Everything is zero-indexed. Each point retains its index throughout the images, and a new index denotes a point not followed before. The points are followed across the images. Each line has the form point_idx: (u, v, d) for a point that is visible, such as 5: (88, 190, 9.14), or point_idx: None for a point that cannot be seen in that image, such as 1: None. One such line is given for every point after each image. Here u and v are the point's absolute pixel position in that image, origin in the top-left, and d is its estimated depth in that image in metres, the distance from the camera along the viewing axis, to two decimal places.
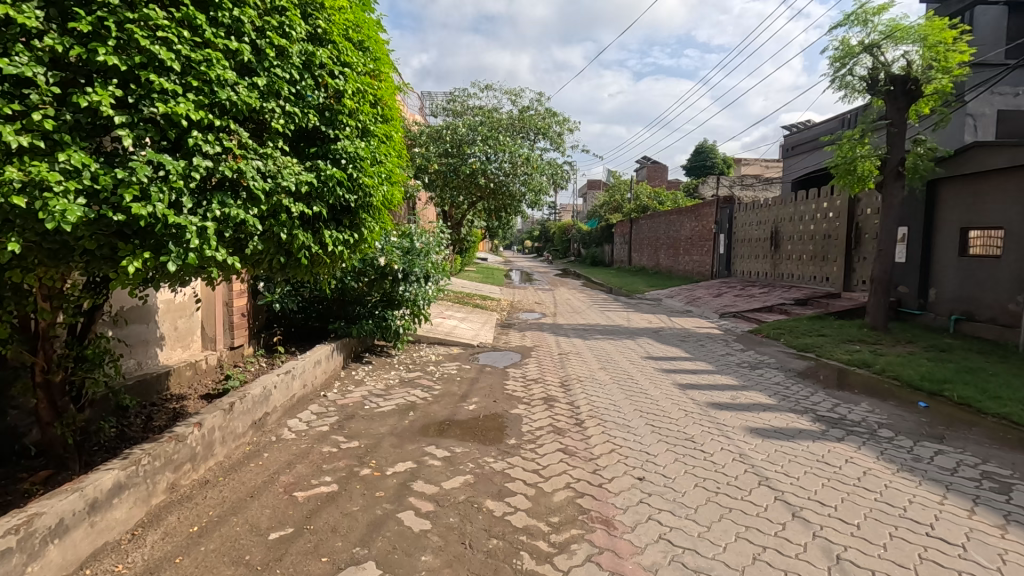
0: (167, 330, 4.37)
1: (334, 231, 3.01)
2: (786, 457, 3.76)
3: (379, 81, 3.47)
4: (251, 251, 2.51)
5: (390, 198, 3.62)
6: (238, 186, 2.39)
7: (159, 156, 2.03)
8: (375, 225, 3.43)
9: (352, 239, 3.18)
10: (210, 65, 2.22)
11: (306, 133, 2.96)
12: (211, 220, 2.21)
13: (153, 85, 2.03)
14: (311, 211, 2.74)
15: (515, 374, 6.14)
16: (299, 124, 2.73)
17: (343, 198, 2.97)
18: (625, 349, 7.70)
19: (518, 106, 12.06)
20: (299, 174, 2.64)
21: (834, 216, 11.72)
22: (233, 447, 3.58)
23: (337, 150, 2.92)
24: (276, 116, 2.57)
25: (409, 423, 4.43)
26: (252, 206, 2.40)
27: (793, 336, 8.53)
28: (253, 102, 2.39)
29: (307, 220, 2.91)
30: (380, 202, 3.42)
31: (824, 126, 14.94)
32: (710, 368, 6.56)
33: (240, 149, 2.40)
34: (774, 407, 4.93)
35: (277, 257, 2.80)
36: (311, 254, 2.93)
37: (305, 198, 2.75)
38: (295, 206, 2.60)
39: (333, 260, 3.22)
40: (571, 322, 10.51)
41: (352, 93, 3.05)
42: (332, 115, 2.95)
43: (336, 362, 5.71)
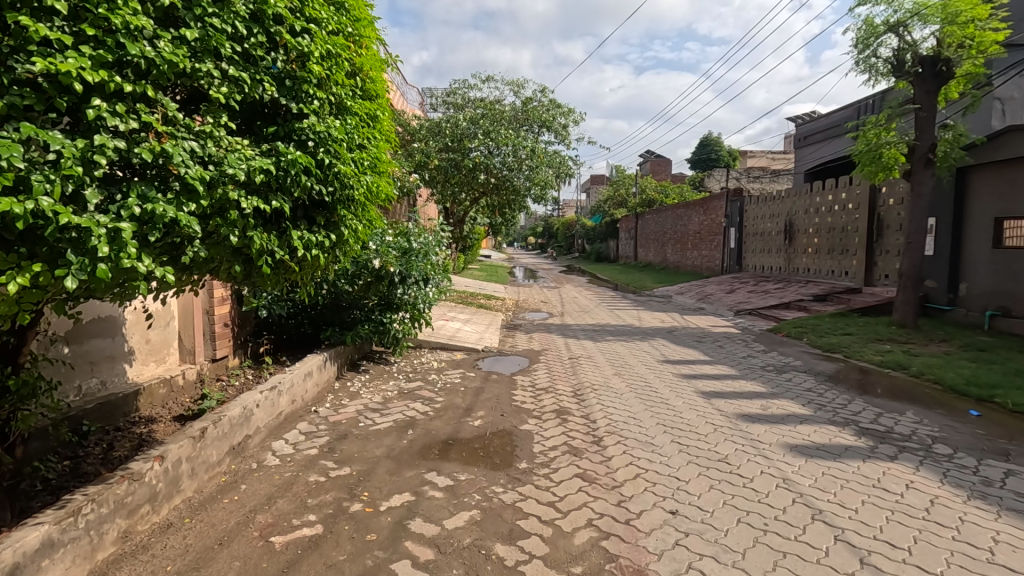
0: (138, 343, 3.94)
1: (305, 231, 2.57)
2: (836, 482, 3.29)
3: (360, 50, 3.01)
4: (191, 259, 2.12)
5: (378, 190, 3.17)
6: (168, 176, 1.97)
7: (44, 133, 1.60)
8: (360, 222, 2.99)
9: (329, 240, 2.74)
10: (115, 10, 1.78)
11: (263, 106, 2.53)
12: (128, 219, 1.79)
13: (30, 34, 1.60)
14: (269, 207, 2.31)
15: (523, 383, 5.67)
16: (248, 93, 2.31)
17: (312, 189, 2.53)
18: (640, 352, 7.23)
19: (521, 97, 11.57)
20: (250, 158, 2.21)
21: (853, 208, 11.20)
22: (205, 480, 3.14)
23: (303, 129, 2.48)
24: (213, 80, 2.14)
25: (408, 444, 3.98)
26: (187, 201, 1.97)
27: (817, 335, 8.04)
28: (179, 60, 1.95)
29: (269, 219, 2.49)
30: (366, 195, 2.98)
31: (839, 114, 14.45)
32: (733, 373, 6.08)
33: (166, 125, 1.98)
34: (811, 419, 4.45)
35: (232, 260, 2.38)
36: (277, 260, 2.52)
37: (262, 191, 2.32)
38: (246, 201, 2.16)
39: (309, 266, 2.79)
40: (579, 322, 10.04)
41: (321, 57, 2.60)
42: (294, 84, 2.50)
43: (328, 373, 5.26)
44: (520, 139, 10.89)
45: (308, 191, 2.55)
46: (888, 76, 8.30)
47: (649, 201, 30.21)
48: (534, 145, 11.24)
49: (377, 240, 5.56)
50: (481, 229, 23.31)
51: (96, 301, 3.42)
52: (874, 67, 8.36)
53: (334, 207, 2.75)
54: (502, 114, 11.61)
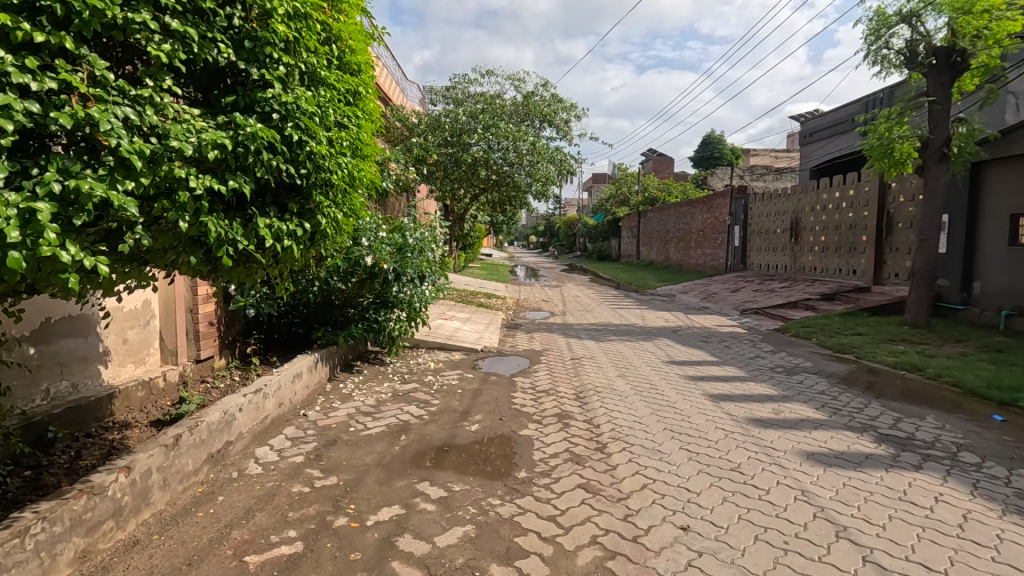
0: (114, 343, 3.72)
1: (273, 219, 2.36)
2: (859, 494, 3.05)
3: (337, 15, 2.77)
4: (133, 245, 1.91)
5: (360, 174, 2.95)
6: (99, 148, 1.75)
7: None
8: (340, 208, 2.78)
9: (302, 230, 2.52)
10: None
11: (219, 72, 2.31)
12: (47, 197, 1.57)
13: None
14: (226, 188, 2.09)
15: (524, 385, 5.45)
16: (197, 54, 2.07)
17: (280, 169, 2.31)
18: (644, 353, 7.00)
19: (522, 91, 11.32)
20: (200, 131, 1.99)
21: (862, 205, 10.94)
22: (179, 491, 2.92)
23: (266, 100, 2.25)
24: (153, 37, 1.90)
25: (400, 451, 3.75)
26: (123, 179, 1.75)
27: (826, 335, 7.81)
28: (108, 10, 1.71)
29: (230, 205, 2.28)
30: (346, 179, 2.76)
31: (848, 109, 14.15)
32: (742, 375, 5.84)
33: (94, 88, 1.75)
34: (827, 425, 4.21)
35: (189, 251, 2.17)
36: (241, 250, 2.31)
37: (217, 169, 2.10)
38: (194, 180, 1.94)
39: (282, 257, 2.60)
40: (581, 322, 9.81)
41: (287, 18, 2.36)
42: (255, 46, 2.26)
43: (319, 375, 5.04)
44: (521, 134, 10.66)
45: (276, 173, 2.34)
46: (901, 67, 8.05)
47: (652, 199, 29.95)
48: (535, 140, 11.00)
49: (369, 236, 5.30)
50: (482, 226, 23.06)
51: (52, 298, 3.17)
52: (886, 59, 8.11)
53: (309, 191, 2.53)
54: (503, 109, 11.37)
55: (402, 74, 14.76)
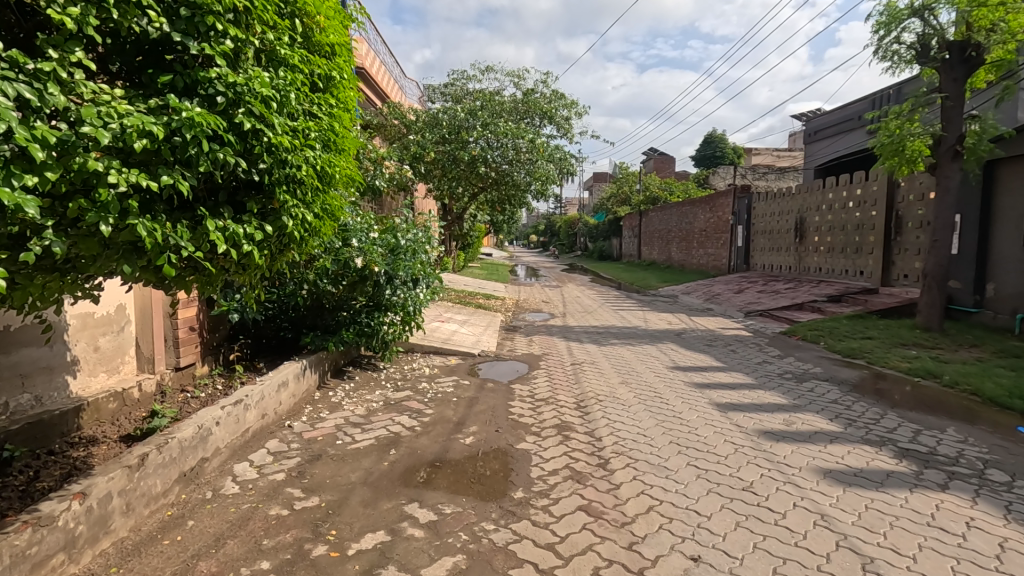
0: (84, 352, 3.49)
1: (227, 222, 2.17)
2: (884, 519, 2.81)
3: None
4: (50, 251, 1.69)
5: (330, 166, 2.75)
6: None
7: None
8: (308, 202, 2.60)
9: (262, 233, 2.33)
10: None
11: (150, 44, 2.08)
12: None
13: None
14: (160, 183, 1.86)
15: (522, 393, 5.21)
16: (121, 23, 1.82)
17: (230, 163, 2.10)
18: (647, 357, 6.76)
19: (522, 88, 11.09)
20: (121, 114, 1.76)
21: (870, 204, 10.69)
22: (145, 515, 2.68)
23: (209, 81, 2.03)
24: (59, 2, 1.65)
25: (389, 467, 3.51)
26: (28, 176, 1.53)
27: (835, 339, 7.57)
28: None
29: (176, 206, 2.10)
30: (314, 171, 2.57)
31: (855, 107, 13.89)
32: (750, 381, 5.60)
33: None
34: (843, 438, 3.97)
35: (126, 260, 1.95)
36: (190, 257, 2.12)
37: (147, 161, 1.88)
38: (118, 176, 1.72)
39: (242, 262, 2.42)
40: (581, 324, 9.57)
41: None
42: (202, 20, 2.01)
43: (307, 383, 4.81)
44: (520, 132, 10.43)
45: (226, 167, 2.14)
46: (913, 63, 7.82)
47: (653, 198, 29.70)
48: (534, 138, 10.76)
49: (359, 236, 5.02)
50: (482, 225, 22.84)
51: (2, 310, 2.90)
52: (897, 54, 7.88)
53: (269, 187, 2.36)
54: (502, 106, 11.13)
55: (400, 71, 14.54)
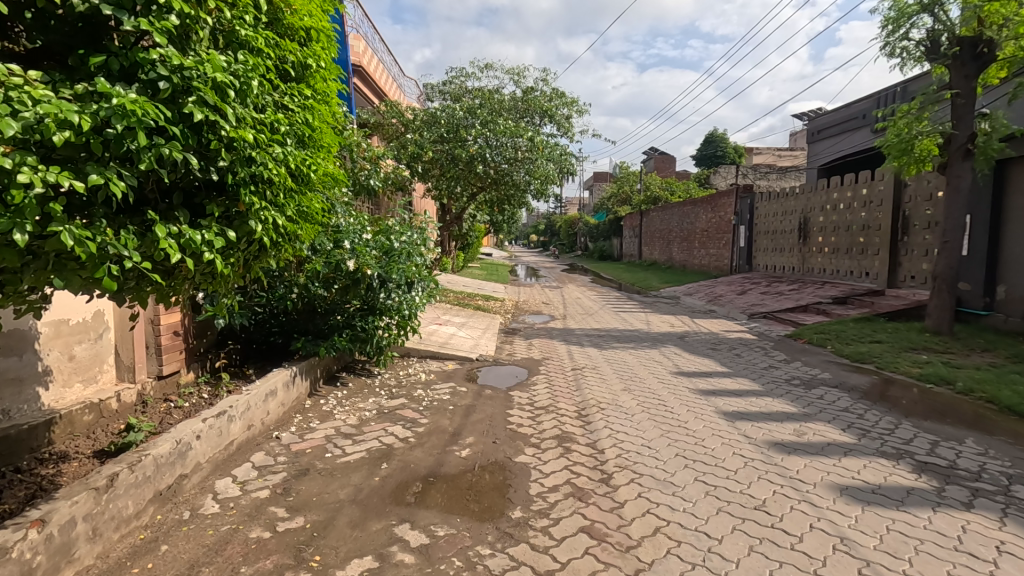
0: (58, 361, 3.31)
1: (180, 228, 2.00)
2: (908, 543, 2.62)
3: None
4: None
5: (303, 161, 2.57)
6: None
7: None
8: (280, 201, 2.44)
9: (224, 240, 2.16)
10: None
11: (83, 21, 1.88)
12: None
13: None
14: (87, 183, 1.67)
15: (521, 401, 5.03)
16: None
17: (176, 158, 1.90)
18: (650, 362, 6.57)
19: (522, 86, 10.89)
20: (39, 102, 1.57)
21: (875, 205, 10.50)
22: (115, 540, 2.49)
23: (146, 63, 1.81)
24: None
25: (380, 483, 3.32)
26: None
27: (842, 343, 7.38)
28: None
29: (117, 208, 1.92)
30: (285, 167, 2.40)
31: (857, 105, 13.78)
32: (757, 388, 5.41)
33: None
34: (857, 450, 3.79)
35: (58, 272, 1.79)
36: (140, 268, 1.96)
37: (70, 155, 1.69)
38: (34, 177, 1.53)
39: (206, 270, 2.27)
40: (582, 326, 9.39)
41: None
42: None
43: (297, 391, 4.62)
44: (519, 130, 10.26)
45: (175, 165, 1.95)
46: (922, 60, 7.64)
47: (654, 198, 29.50)
48: (534, 136, 10.58)
49: (351, 238, 4.80)
50: (482, 225, 22.68)
51: None
52: (906, 50, 7.69)
53: (233, 188, 2.20)
54: (501, 104, 10.94)
55: (398, 69, 14.35)
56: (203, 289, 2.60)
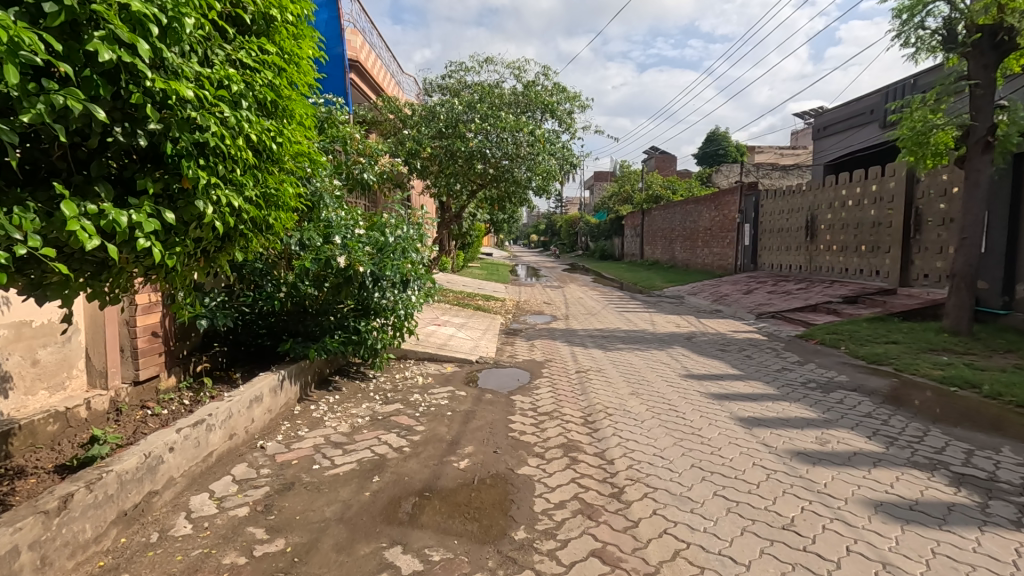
0: (20, 366, 3.04)
1: (100, 207, 1.74)
2: (960, 570, 2.35)
3: None
4: None
5: (262, 133, 2.30)
6: None
7: None
8: (233, 176, 2.19)
9: (159, 222, 1.91)
10: None
11: None
12: None
13: None
14: None
15: (523, 406, 4.75)
16: None
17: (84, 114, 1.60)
18: (657, 364, 6.29)
19: (523, 80, 10.61)
20: None
21: (886, 201, 10.22)
22: (70, 568, 2.22)
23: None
24: None
25: (372, 498, 3.05)
26: None
27: (856, 343, 7.10)
28: None
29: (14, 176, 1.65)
30: (238, 136, 2.14)
31: (864, 102, 13.53)
32: (773, 392, 5.13)
33: None
34: (887, 461, 3.51)
35: None
36: (51, 251, 1.70)
37: None
38: None
39: (143, 257, 2.02)
40: (585, 327, 9.11)
41: None
42: None
43: (285, 397, 4.35)
44: (520, 125, 9.98)
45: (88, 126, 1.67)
46: (938, 50, 7.37)
47: (656, 196, 29.18)
48: (535, 131, 10.28)
49: (342, 232, 4.40)
50: (481, 224, 22.43)
51: None
52: (922, 40, 7.40)
53: (171, 159, 1.94)
54: (501, 99, 10.65)
55: (397, 65, 14.07)
56: (154, 277, 2.36)
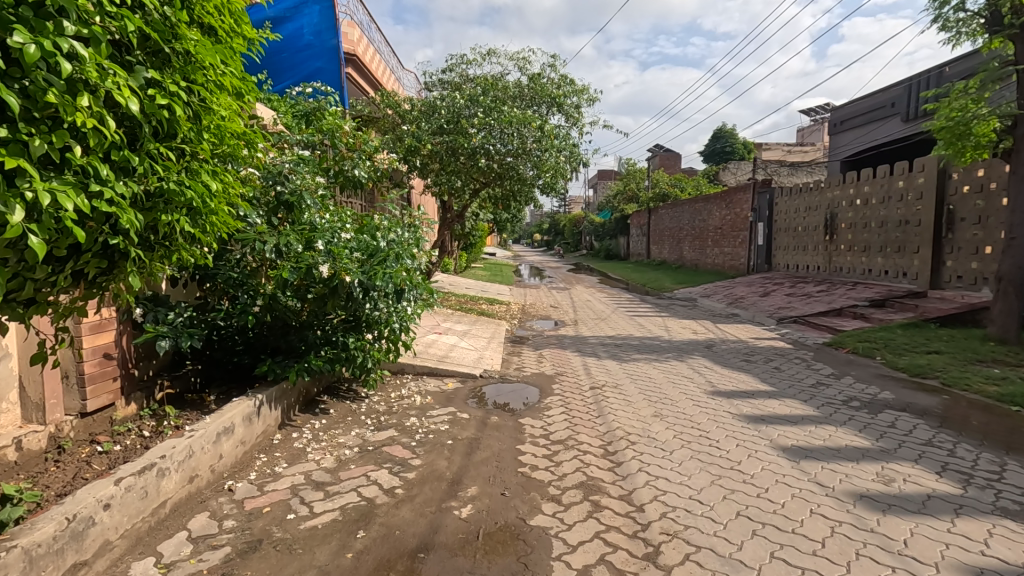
0: None
1: None
2: None
3: None
4: None
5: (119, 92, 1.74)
6: None
7: None
8: (67, 156, 1.68)
9: None
10: None
11: None
12: None
13: None
14: None
15: (534, 432, 4.21)
16: None
17: None
18: (679, 378, 5.73)
19: (529, 72, 10.02)
20: None
21: (914, 198, 9.62)
22: None
23: None
24: None
25: (354, 563, 2.50)
26: None
27: (893, 353, 6.53)
28: None
29: None
30: (66, 94, 1.60)
31: (885, 94, 12.94)
32: (813, 414, 4.56)
33: None
34: (972, 507, 2.95)
35: None
36: None
37: None
38: None
39: None
40: (596, 333, 8.56)
41: None
42: None
43: (263, 424, 3.82)
44: (526, 119, 9.46)
45: None
46: (981, 33, 6.78)
47: (663, 195, 28.56)
48: (543, 126, 9.72)
49: (326, 237, 3.74)
50: (483, 224, 21.93)
51: None
52: (962, 23, 6.84)
53: None
54: (506, 92, 10.07)
55: (397, 61, 13.52)
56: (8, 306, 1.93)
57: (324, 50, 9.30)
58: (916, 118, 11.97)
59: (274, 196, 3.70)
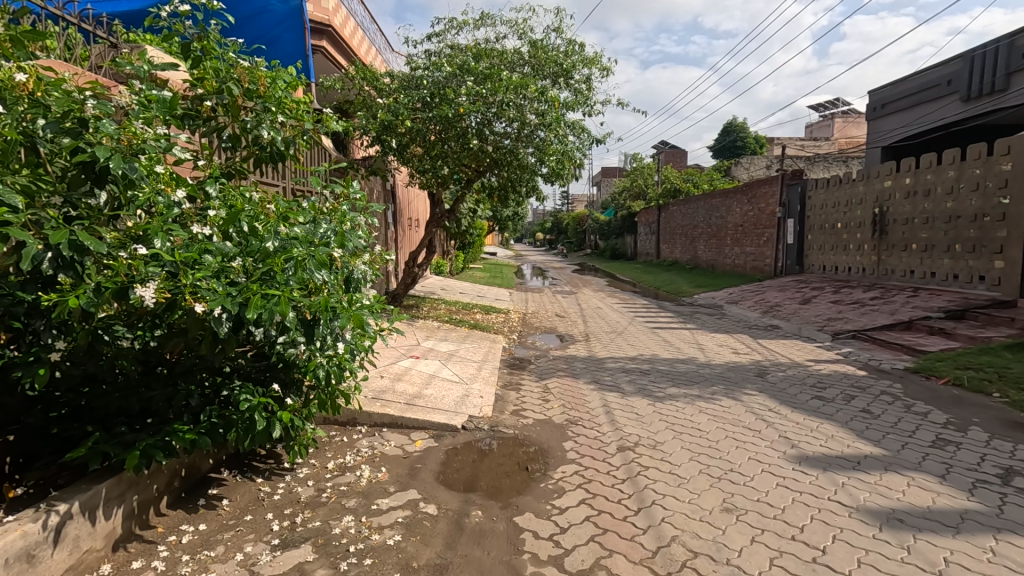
0: None
1: None
2: None
3: None
4: None
5: None
6: None
7: None
8: None
9: None
10: None
11: None
12: None
13: None
14: None
15: (540, 551, 2.59)
16: None
17: None
18: (739, 431, 4.10)
19: (531, 35, 8.34)
20: None
21: (995, 187, 7.97)
22: None
23: None
24: None
25: None
26: None
27: (1018, 389, 4.87)
28: None
29: None
30: None
31: (940, 71, 11.27)
32: (974, 510, 2.92)
33: None
34: None
35: None
36: None
37: None
38: None
39: None
40: (613, 354, 6.93)
41: None
42: None
43: (69, 556, 2.20)
44: (524, 85, 7.76)
45: None
46: None
47: (674, 190, 26.92)
48: (546, 99, 8.04)
49: (167, 232, 2.08)
50: (482, 221, 20.31)
51: None
52: None
53: None
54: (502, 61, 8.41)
55: (385, 41, 12.01)
56: None
57: (283, 14, 7.68)
58: (978, 97, 10.31)
59: (71, 159, 2.04)
